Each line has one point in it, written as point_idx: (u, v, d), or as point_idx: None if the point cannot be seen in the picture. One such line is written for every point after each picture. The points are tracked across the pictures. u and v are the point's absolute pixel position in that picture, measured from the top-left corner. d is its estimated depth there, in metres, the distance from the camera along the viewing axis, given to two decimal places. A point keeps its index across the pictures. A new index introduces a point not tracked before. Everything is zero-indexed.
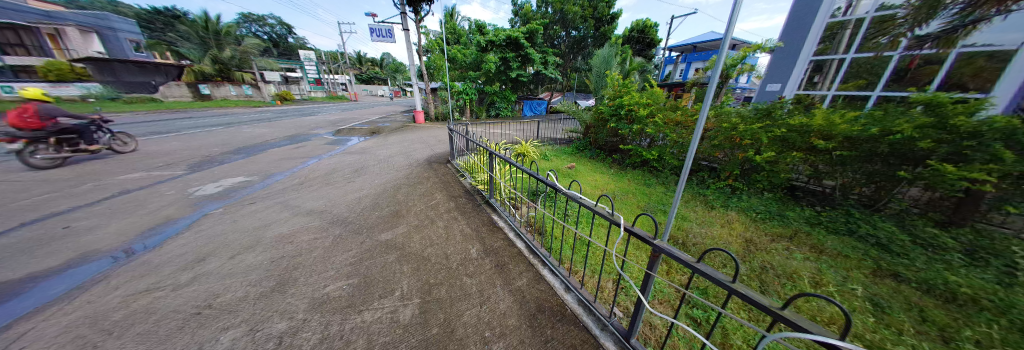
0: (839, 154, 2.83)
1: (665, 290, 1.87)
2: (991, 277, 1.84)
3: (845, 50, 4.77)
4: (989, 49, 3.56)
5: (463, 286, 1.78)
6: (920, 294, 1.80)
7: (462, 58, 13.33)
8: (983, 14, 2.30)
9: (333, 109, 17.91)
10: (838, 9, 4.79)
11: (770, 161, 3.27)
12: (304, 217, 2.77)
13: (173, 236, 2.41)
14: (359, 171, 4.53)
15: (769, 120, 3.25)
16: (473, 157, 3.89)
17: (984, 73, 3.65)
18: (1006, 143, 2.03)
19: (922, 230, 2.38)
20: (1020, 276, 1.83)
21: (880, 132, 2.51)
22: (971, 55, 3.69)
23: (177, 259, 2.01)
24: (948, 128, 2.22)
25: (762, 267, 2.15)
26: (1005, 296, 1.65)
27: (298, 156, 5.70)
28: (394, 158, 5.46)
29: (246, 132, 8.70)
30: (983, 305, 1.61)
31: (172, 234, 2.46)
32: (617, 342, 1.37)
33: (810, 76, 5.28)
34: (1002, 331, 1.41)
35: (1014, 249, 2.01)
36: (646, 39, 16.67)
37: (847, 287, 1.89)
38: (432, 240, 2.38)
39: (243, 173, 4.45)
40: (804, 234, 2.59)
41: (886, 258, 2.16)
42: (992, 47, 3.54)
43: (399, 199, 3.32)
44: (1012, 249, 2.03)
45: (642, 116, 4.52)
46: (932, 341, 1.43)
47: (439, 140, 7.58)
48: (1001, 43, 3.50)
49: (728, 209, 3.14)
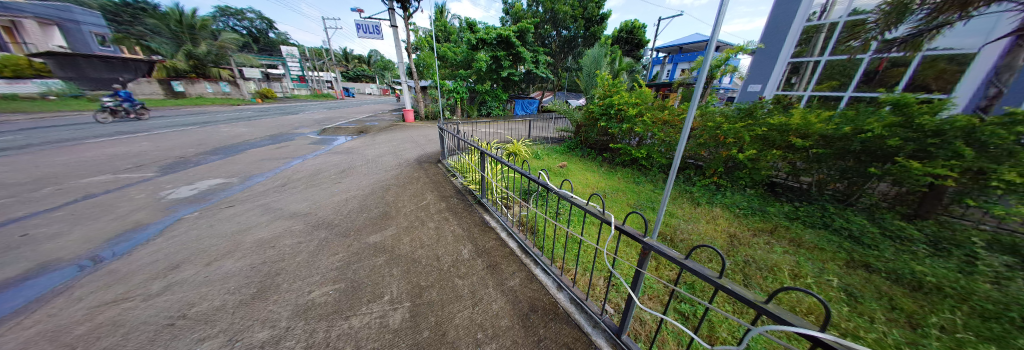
0: (816, 152, 2.98)
1: (654, 286, 1.91)
2: (954, 266, 1.99)
3: (820, 53, 5.03)
4: (951, 52, 3.85)
5: (455, 288, 1.76)
6: (891, 284, 1.92)
7: (453, 56, 13.20)
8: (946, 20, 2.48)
9: (319, 108, 17.34)
10: (814, 13, 5.04)
11: (751, 159, 3.41)
12: (287, 221, 2.66)
13: (145, 243, 2.26)
14: (346, 172, 4.41)
15: (751, 120, 3.38)
16: (464, 156, 3.83)
17: (946, 74, 3.91)
18: (967, 140, 2.17)
19: (891, 223, 2.54)
20: (979, 265, 1.99)
21: (852, 131, 2.66)
22: (935, 58, 3.95)
23: (149, 268, 1.89)
24: (915, 126, 2.37)
25: (745, 260, 2.23)
26: (966, 283, 1.79)
27: (281, 156, 5.48)
28: (383, 158, 5.34)
29: (225, 131, 8.29)
30: (947, 293, 1.74)
31: (143, 240, 2.31)
32: (608, 338, 1.39)
33: (787, 78, 5.54)
34: (964, 317, 1.53)
35: (974, 240, 2.19)
36: (634, 39, 16.98)
37: (824, 278, 1.98)
38: (422, 242, 2.34)
39: (221, 174, 4.23)
40: (783, 228, 2.71)
41: (859, 250, 2.29)
42: (953, 50, 3.83)
43: (387, 200, 3.24)
44: (972, 240, 2.21)
45: (631, 115, 4.59)
46: (901, 327, 1.53)
47: (429, 139, 7.47)
48: (961, 46, 3.79)
49: (714, 205, 3.24)
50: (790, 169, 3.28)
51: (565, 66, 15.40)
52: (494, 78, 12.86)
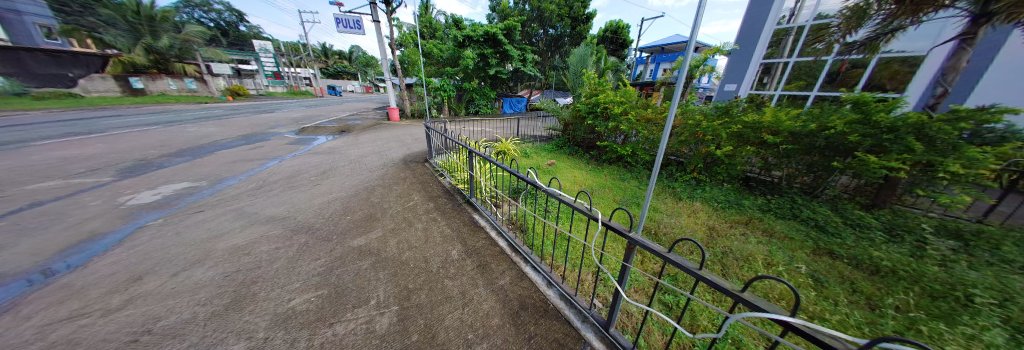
0: (785, 148, 3.18)
1: (639, 279, 1.98)
2: (906, 251, 2.21)
3: (789, 54, 5.36)
4: (904, 55, 4.22)
5: (445, 289, 1.74)
6: (852, 268, 2.10)
7: (439, 53, 12.94)
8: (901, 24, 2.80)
9: (297, 106, 16.47)
10: (782, 17, 5.38)
11: (728, 155, 3.59)
12: (264, 226, 2.52)
13: (103, 253, 2.06)
14: (328, 173, 4.23)
15: (728, 117, 3.55)
16: (452, 156, 3.78)
17: (898, 76, 4.30)
18: (917, 136, 2.39)
19: (851, 212, 2.76)
20: (926, 249, 2.21)
21: (818, 127, 2.86)
22: (890, 60, 4.32)
23: (108, 280, 1.72)
24: (872, 123, 2.58)
25: (723, 251, 2.35)
26: (915, 266, 1.99)
27: (256, 157, 5.17)
28: (367, 158, 5.16)
29: (192, 132, 7.71)
30: (900, 275, 1.93)
31: (101, 250, 2.10)
32: (597, 332, 1.43)
33: (760, 78, 5.86)
34: (915, 298, 1.74)
35: (922, 226, 2.44)
36: (619, 39, 17.35)
37: (793, 265, 2.13)
38: (410, 243, 2.29)
39: (189, 178, 3.93)
40: (757, 220, 2.88)
41: (823, 238, 2.48)
42: (906, 53, 4.21)
43: (372, 202, 3.14)
44: (921, 226, 2.45)
45: (617, 114, 4.69)
46: (861, 309, 1.68)
47: (415, 138, 7.31)
48: (912, 49, 4.18)
49: (694, 200, 3.39)
50: (763, 164, 3.49)
51: (552, 65, 15.50)
52: (482, 76, 12.75)
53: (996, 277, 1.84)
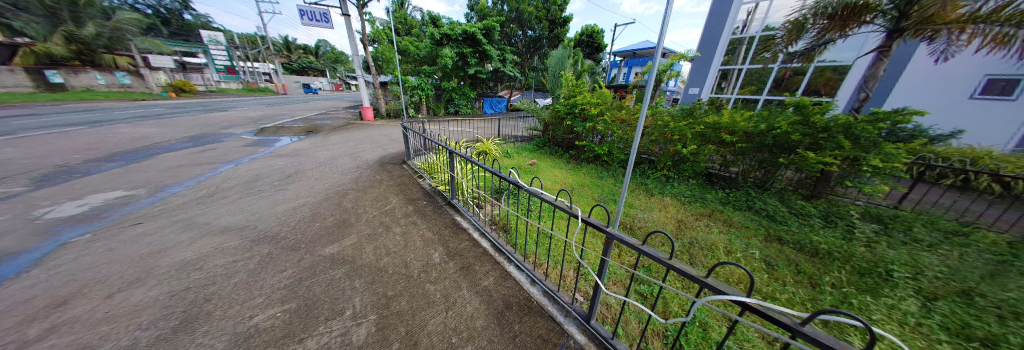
0: (740, 146, 3.53)
1: (617, 271, 2.08)
2: (839, 235, 2.56)
3: (742, 62, 5.96)
4: (834, 64, 4.94)
5: (427, 294, 1.70)
6: (797, 252, 2.38)
7: (415, 51, 12.52)
8: (832, 38, 3.30)
9: (256, 104, 14.99)
10: (736, 28, 5.98)
11: (692, 153, 3.88)
12: (219, 237, 2.26)
13: (12, 275, 1.73)
14: (293, 177, 3.91)
15: (692, 118, 3.85)
16: (431, 156, 3.68)
17: (831, 82, 5.03)
18: (844, 134, 2.77)
19: (795, 203, 3.13)
20: (854, 232, 2.58)
21: (767, 128, 3.20)
22: (824, 68, 5.02)
23: (19, 308, 1.44)
24: (809, 124, 2.94)
25: (690, 242, 2.54)
26: (847, 248, 2.32)
27: (207, 161, 4.63)
28: (338, 160, 4.85)
29: (125, 132, 6.72)
30: (835, 256, 2.24)
31: (11, 272, 1.76)
32: (579, 325, 1.48)
33: (718, 83, 6.43)
34: (846, 276, 2.02)
35: (851, 213, 2.84)
36: (594, 43, 18.02)
37: (749, 252, 2.36)
38: (388, 249, 2.19)
39: (124, 185, 3.42)
40: (719, 212, 3.16)
41: (774, 226, 2.78)
42: (836, 63, 4.92)
43: (345, 206, 2.96)
44: (850, 213, 2.85)
45: (594, 115, 4.87)
46: (805, 288, 1.93)
47: (392, 139, 7.00)
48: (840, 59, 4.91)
49: (664, 195, 3.63)
50: (722, 161, 3.83)
51: (531, 66, 15.65)
52: (461, 76, 12.57)
53: (909, 254, 2.21)
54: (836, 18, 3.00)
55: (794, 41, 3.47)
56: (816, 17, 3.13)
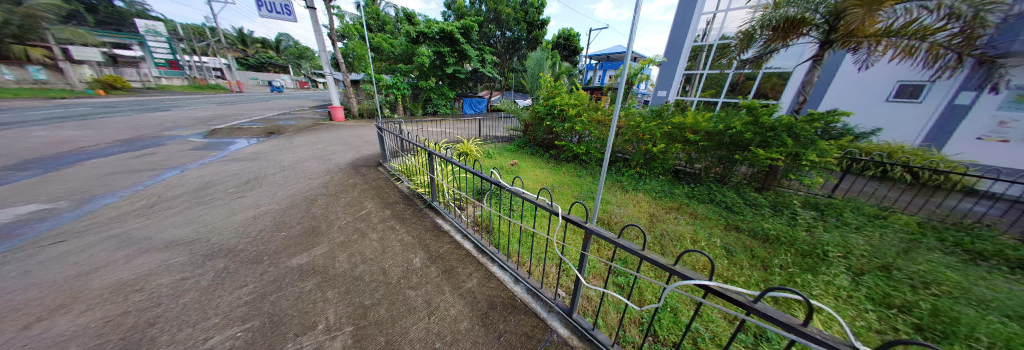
0: (703, 144, 3.84)
1: (596, 265, 2.16)
2: (785, 222, 2.90)
3: (703, 67, 6.52)
4: (778, 71, 5.59)
5: (408, 300, 1.65)
6: (751, 239, 2.65)
7: (390, 49, 12.04)
8: (775, 47, 3.74)
9: (206, 103, 13.48)
10: (698, 36, 6.53)
11: (662, 152, 4.15)
12: (163, 253, 2.00)
13: None
14: (254, 183, 3.57)
15: (660, 119, 4.12)
16: (409, 158, 3.56)
17: (776, 86, 5.69)
18: (787, 133, 3.14)
19: (749, 195, 3.48)
20: (797, 219, 2.94)
21: (724, 127, 3.53)
22: (770, 74, 5.68)
23: None
24: (759, 124, 3.29)
25: (661, 234, 2.72)
26: (791, 233, 2.63)
27: (147, 167, 4.08)
28: (306, 164, 4.52)
29: (39, 135, 5.72)
30: (782, 241, 2.53)
31: None
32: (562, 319, 1.53)
33: (683, 86, 6.94)
34: (791, 258, 2.29)
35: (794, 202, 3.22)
36: (571, 46, 18.54)
37: (711, 240, 2.59)
38: (364, 256, 2.08)
39: (38, 197, 2.91)
40: (685, 205, 3.41)
41: (732, 216, 3.07)
42: (779, 69, 5.57)
43: (315, 213, 2.77)
44: (794, 202, 3.24)
45: (572, 115, 5.03)
46: (759, 271, 2.15)
47: (366, 140, 6.65)
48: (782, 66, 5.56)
49: (638, 191, 3.83)
50: (688, 159, 4.14)
51: (510, 67, 15.67)
52: (439, 75, 12.25)
53: (840, 236, 2.57)
54: (779, 29, 3.41)
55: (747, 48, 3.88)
56: (763, 29, 3.54)
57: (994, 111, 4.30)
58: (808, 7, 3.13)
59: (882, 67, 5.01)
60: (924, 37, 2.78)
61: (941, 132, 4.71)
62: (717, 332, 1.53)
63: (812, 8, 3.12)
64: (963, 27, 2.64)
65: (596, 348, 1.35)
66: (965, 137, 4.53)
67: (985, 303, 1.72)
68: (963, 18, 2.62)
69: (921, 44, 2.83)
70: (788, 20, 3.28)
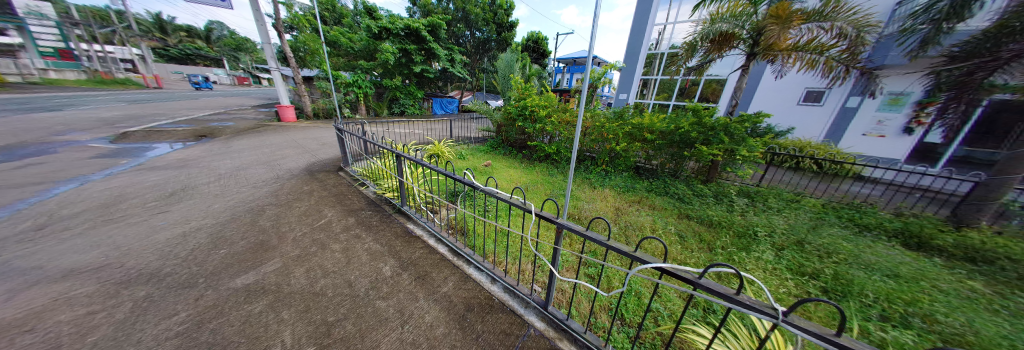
0: (658, 142, 4.24)
1: (569, 259, 2.27)
2: (725, 208, 3.35)
3: (658, 73, 7.30)
4: (716, 78, 6.47)
5: (379, 311, 1.56)
6: (699, 225, 3.01)
7: (349, 44, 11.15)
8: (712, 57, 4.30)
9: (111, 101, 11.15)
10: (652, 45, 7.28)
11: (624, 150, 4.50)
12: (52, 284, 1.61)
13: None
14: (183, 194, 3.06)
15: (622, 120, 4.46)
16: (375, 162, 3.36)
17: (715, 91, 6.56)
18: (724, 131, 3.65)
19: (697, 187, 3.94)
20: (734, 205, 3.42)
21: (675, 127, 3.96)
22: (710, 82, 6.55)
23: None
24: (702, 124, 3.77)
25: (625, 225, 2.94)
26: (730, 218, 3.04)
27: (25, 180, 3.25)
28: (251, 170, 3.99)
29: None
30: (724, 226, 2.91)
31: None
32: (538, 313, 1.59)
33: (641, 90, 7.68)
34: (731, 240, 2.65)
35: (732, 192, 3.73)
36: (540, 49, 19.05)
37: (667, 228, 2.88)
38: (325, 270, 1.92)
39: None
40: (645, 198, 3.74)
41: (684, 206, 3.44)
42: (717, 76, 6.45)
43: (265, 225, 2.47)
44: (731, 192, 3.75)
45: (542, 116, 5.19)
46: (707, 253, 2.46)
47: (323, 143, 6.08)
48: (720, 74, 6.47)
49: (605, 187, 4.08)
50: (646, 156, 4.53)
51: (481, 67, 15.50)
52: (405, 74, 11.77)
53: (766, 218, 3.06)
54: (715, 42, 3.95)
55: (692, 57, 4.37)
56: (703, 41, 4.07)
57: (873, 113, 5.45)
58: (737, 24, 3.71)
59: (792, 76, 6.05)
60: (820, 52, 3.43)
61: (837, 130, 5.83)
62: (674, 309, 1.72)
63: (740, 24, 3.70)
64: (850, 44, 3.31)
65: (571, 336, 1.43)
66: (853, 134, 5.68)
67: (870, 266, 2.20)
68: (848, 37, 3.31)
69: (819, 58, 3.48)
70: (721, 34, 3.84)
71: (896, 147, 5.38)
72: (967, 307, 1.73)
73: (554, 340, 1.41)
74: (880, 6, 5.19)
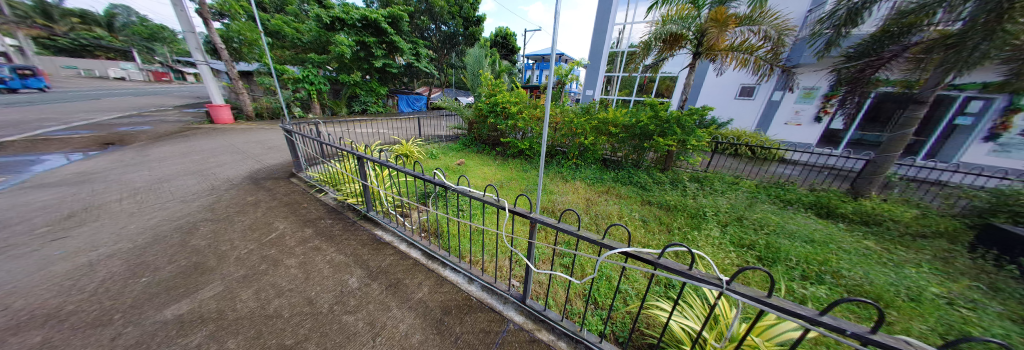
0: (621, 135, 4.52)
1: (545, 252, 2.33)
2: (681, 194, 3.69)
3: (620, 70, 7.80)
4: (668, 75, 7.10)
5: (347, 327, 1.44)
6: (659, 210, 3.27)
7: (295, 35, 9.94)
8: (665, 56, 4.68)
9: None
10: (613, 44, 7.79)
11: (592, 144, 4.69)
12: None
13: None
14: (86, 214, 2.49)
15: (589, 115, 4.66)
16: (334, 165, 3.09)
17: (668, 87, 7.18)
18: (678, 124, 4.02)
19: (657, 176, 4.28)
20: (688, 190, 3.79)
21: (637, 121, 4.27)
22: (664, 78, 7.15)
23: None
24: (659, 117, 4.12)
25: (595, 215, 3.09)
26: (686, 203, 3.34)
27: None
28: (180, 181, 3.40)
29: None
30: (681, 210, 3.19)
31: None
32: (517, 308, 1.60)
33: (606, 86, 8.16)
34: (686, 222, 2.92)
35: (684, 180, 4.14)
36: (509, 45, 18.94)
37: (631, 214, 3.10)
38: (280, 288, 1.72)
39: None
40: (613, 188, 3.96)
41: (646, 194, 3.71)
42: (669, 73, 7.08)
43: (202, 245, 2.13)
44: (684, 180, 4.15)
45: (514, 113, 5.20)
46: (667, 235, 2.70)
47: (270, 146, 5.41)
48: (671, 71, 7.09)
49: (576, 179, 4.24)
50: (611, 149, 4.80)
51: (449, 63, 14.98)
52: (364, 68, 10.93)
53: (713, 199, 3.45)
54: (667, 42, 4.30)
55: (648, 55, 4.70)
56: (658, 41, 4.38)
57: (792, 105, 6.42)
58: (684, 26, 4.09)
59: (730, 74, 6.87)
60: (750, 52, 3.92)
61: (765, 120, 6.76)
62: (639, 288, 1.88)
63: (686, 26, 4.08)
64: (773, 46, 3.82)
65: (548, 326, 1.47)
66: (777, 123, 6.65)
67: (793, 234, 2.63)
68: (770, 39, 3.81)
69: (750, 57, 3.99)
70: (671, 34, 4.19)
71: (808, 134, 6.40)
72: (862, 262, 2.16)
73: (533, 332, 1.44)
74: (795, 13, 6.08)
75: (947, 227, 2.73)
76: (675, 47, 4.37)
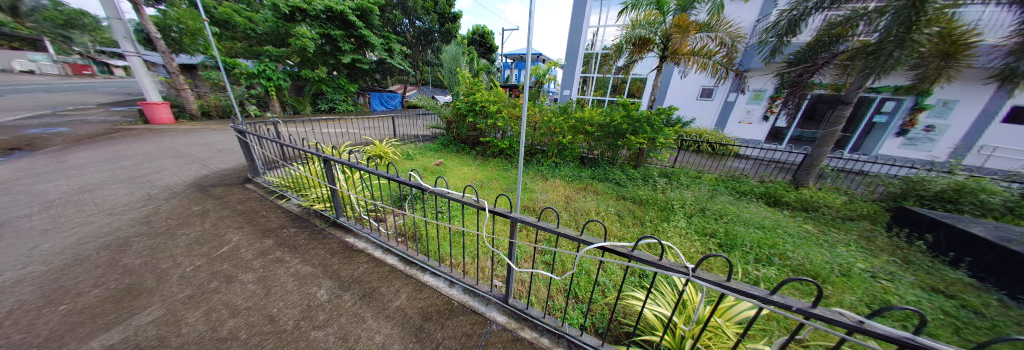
0: (597, 133, 4.69)
1: (526, 250, 2.35)
2: (652, 188, 3.91)
3: (594, 71, 8.09)
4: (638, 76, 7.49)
5: (316, 343, 1.33)
6: (633, 204, 3.45)
7: (248, 25, 8.98)
8: (635, 58, 4.92)
9: None
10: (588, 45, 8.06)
11: (570, 142, 4.82)
12: None
13: None
14: None
15: (567, 114, 4.78)
16: (297, 169, 2.83)
17: (638, 88, 7.59)
18: (648, 122, 4.27)
19: (630, 172, 4.50)
20: (658, 185, 4.03)
21: (611, 120, 4.47)
22: (635, 79, 7.55)
23: None
24: (631, 117, 4.34)
25: (574, 211, 3.18)
26: (657, 197, 3.55)
27: None
28: (106, 191, 2.91)
29: None
30: (653, 204, 3.39)
31: None
32: (500, 308, 1.59)
33: (581, 86, 8.41)
34: (657, 215, 3.10)
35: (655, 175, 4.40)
36: (486, 43, 18.77)
37: (608, 210, 3.23)
38: (235, 307, 1.54)
39: None
40: (591, 185, 4.09)
41: (621, 190, 3.90)
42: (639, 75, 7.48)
43: (138, 263, 1.83)
44: (655, 175, 4.41)
45: (493, 112, 5.16)
46: (641, 228, 2.85)
47: (222, 148, 4.85)
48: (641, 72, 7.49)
49: (555, 177, 4.33)
50: (588, 147, 4.96)
51: (425, 60, 14.47)
52: (331, 64, 10.18)
53: (680, 193, 3.70)
54: (637, 45, 4.54)
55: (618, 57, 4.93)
56: (629, 43, 4.59)
57: (744, 105, 7.11)
58: (651, 30, 4.34)
59: (692, 76, 7.44)
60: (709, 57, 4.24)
61: (722, 119, 7.41)
62: (616, 279, 1.97)
63: (653, 31, 4.34)
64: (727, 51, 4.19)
65: (531, 324, 1.48)
66: (732, 122, 7.32)
67: (747, 222, 2.91)
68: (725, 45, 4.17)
69: (708, 61, 4.32)
70: (640, 38, 4.42)
71: (758, 131, 7.12)
72: (803, 244, 2.46)
73: (516, 330, 1.44)
74: (745, 22, 6.74)
75: (866, 210, 3.20)
76: (643, 50, 4.62)
